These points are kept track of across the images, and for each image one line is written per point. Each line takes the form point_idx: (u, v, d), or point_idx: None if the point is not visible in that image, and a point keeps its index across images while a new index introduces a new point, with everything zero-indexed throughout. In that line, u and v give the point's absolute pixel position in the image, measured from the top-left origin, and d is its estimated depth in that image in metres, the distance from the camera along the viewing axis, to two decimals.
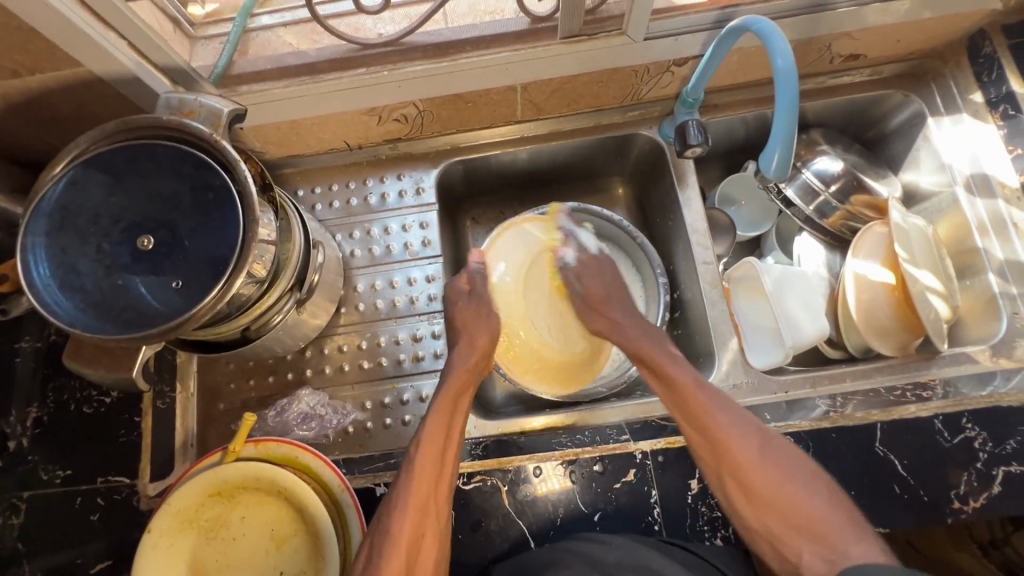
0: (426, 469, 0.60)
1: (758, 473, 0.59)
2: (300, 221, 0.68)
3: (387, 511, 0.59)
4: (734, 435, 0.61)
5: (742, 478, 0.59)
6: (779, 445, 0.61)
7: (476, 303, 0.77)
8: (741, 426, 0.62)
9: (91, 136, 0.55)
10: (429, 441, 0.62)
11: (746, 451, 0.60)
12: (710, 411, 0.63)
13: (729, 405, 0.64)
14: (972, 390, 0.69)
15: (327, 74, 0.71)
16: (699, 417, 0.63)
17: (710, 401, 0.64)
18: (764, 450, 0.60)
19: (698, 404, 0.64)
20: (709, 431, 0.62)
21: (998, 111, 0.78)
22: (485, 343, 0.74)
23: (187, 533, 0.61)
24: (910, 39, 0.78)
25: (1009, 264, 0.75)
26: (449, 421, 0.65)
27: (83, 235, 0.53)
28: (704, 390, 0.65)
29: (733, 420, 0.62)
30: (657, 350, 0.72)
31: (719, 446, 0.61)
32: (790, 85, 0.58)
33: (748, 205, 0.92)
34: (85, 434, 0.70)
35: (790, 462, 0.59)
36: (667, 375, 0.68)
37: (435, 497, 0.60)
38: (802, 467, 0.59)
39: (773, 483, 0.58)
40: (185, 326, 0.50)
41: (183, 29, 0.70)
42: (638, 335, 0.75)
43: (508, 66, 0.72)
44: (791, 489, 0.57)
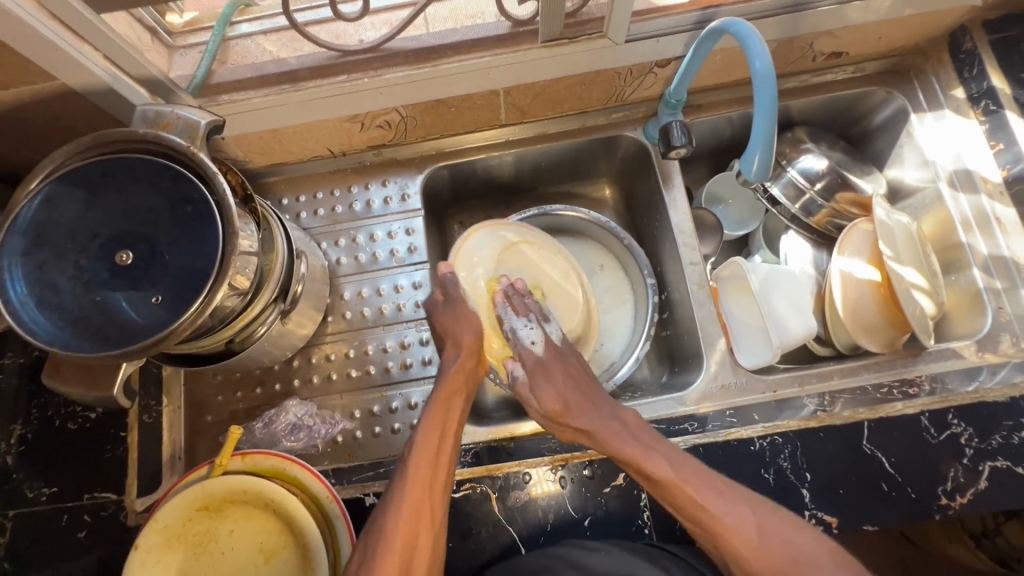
0: (418, 473, 0.59)
1: (767, 563, 0.56)
2: (283, 232, 0.67)
3: (381, 513, 0.58)
4: (735, 526, 0.57)
5: (749, 567, 0.57)
6: (781, 519, 0.58)
7: (453, 310, 0.72)
8: (739, 514, 0.58)
9: (66, 151, 0.54)
10: (424, 442, 0.62)
11: (750, 544, 0.57)
12: (706, 508, 0.58)
13: (724, 492, 0.59)
14: (958, 385, 0.70)
15: (307, 82, 0.70)
16: (687, 506, 0.59)
17: (703, 496, 0.58)
18: (767, 537, 0.57)
19: (693, 503, 0.58)
20: (710, 526, 0.58)
21: (979, 107, 0.78)
22: (469, 341, 0.70)
23: (176, 548, 0.61)
24: (891, 36, 0.78)
25: (992, 258, 0.75)
26: (442, 422, 0.64)
27: (59, 251, 0.52)
28: (694, 483, 0.59)
29: (731, 513, 0.58)
30: (634, 444, 0.62)
31: (721, 535, 0.58)
32: (767, 88, 0.58)
33: (735, 204, 0.93)
34: (69, 450, 0.69)
35: (795, 542, 0.56)
36: (650, 477, 0.61)
37: (430, 499, 0.59)
38: (806, 543, 0.57)
39: (782, 569, 0.56)
40: (165, 342, 0.50)
41: (161, 39, 0.69)
42: (616, 433, 0.64)
43: (489, 71, 0.72)
44: (804, 574, 0.55)
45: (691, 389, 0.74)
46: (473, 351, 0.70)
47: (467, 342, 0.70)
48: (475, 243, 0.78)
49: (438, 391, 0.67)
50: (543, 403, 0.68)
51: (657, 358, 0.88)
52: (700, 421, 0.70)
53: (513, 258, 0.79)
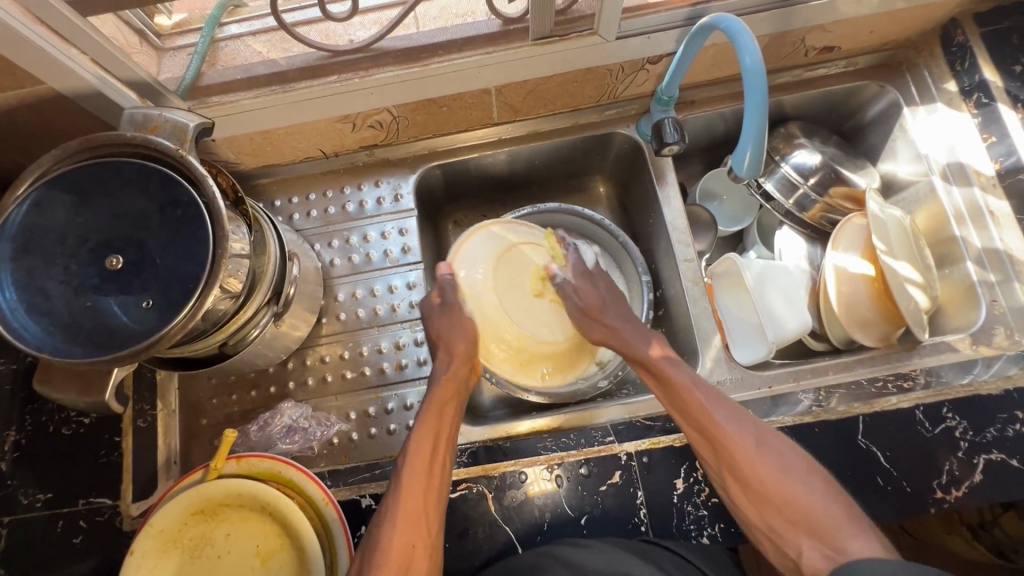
0: (411, 483, 0.59)
1: (760, 472, 0.58)
2: (275, 233, 0.67)
3: (377, 524, 0.58)
4: (733, 432, 0.60)
5: (743, 478, 0.58)
6: (777, 436, 0.61)
7: (447, 314, 0.73)
8: (740, 426, 0.61)
9: (54, 156, 0.54)
10: (415, 452, 0.61)
11: (746, 450, 0.59)
12: (711, 413, 0.62)
13: (727, 403, 0.63)
14: (953, 378, 0.70)
15: (298, 83, 0.70)
16: (692, 410, 0.63)
17: (707, 400, 0.63)
18: (763, 448, 0.59)
19: (701, 408, 0.62)
20: (709, 429, 0.61)
21: (972, 100, 0.78)
22: (462, 351, 0.71)
23: (172, 552, 0.61)
24: (882, 30, 0.78)
25: (986, 251, 0.75)
26: (433, 433, 0.63)
27: (48, 257, 0.52)
28: (703, 389, 0.64)
29: (732, 419, 0.61)
30: (653, 350, 0.70)
31: (719, 443, 0.60)
32: (758, 84, 0.58)
33: (729, 200, 0.93)
34: (64, 456, 0.69)
35: (786, 457, 0.59)
36: (664, 374, 0.67)
37: (425, 509, 0.59)
38: (798, 459, 0.59)
39: (772, 479, 0.58)
40: (156, 346, 0.49)
41: (149, 41, 0.69)
42: (629, 335, 0.73)
43: (481, 69, 0.72)
44: (790, 487, 0.57)
45: None
46: (466, 362, 0.71)
47: (461, 352, 0.71)
48: (471, 245, 0.80)
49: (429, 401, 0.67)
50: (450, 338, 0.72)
51: None
52: None
53: (512, 260, 0.80)
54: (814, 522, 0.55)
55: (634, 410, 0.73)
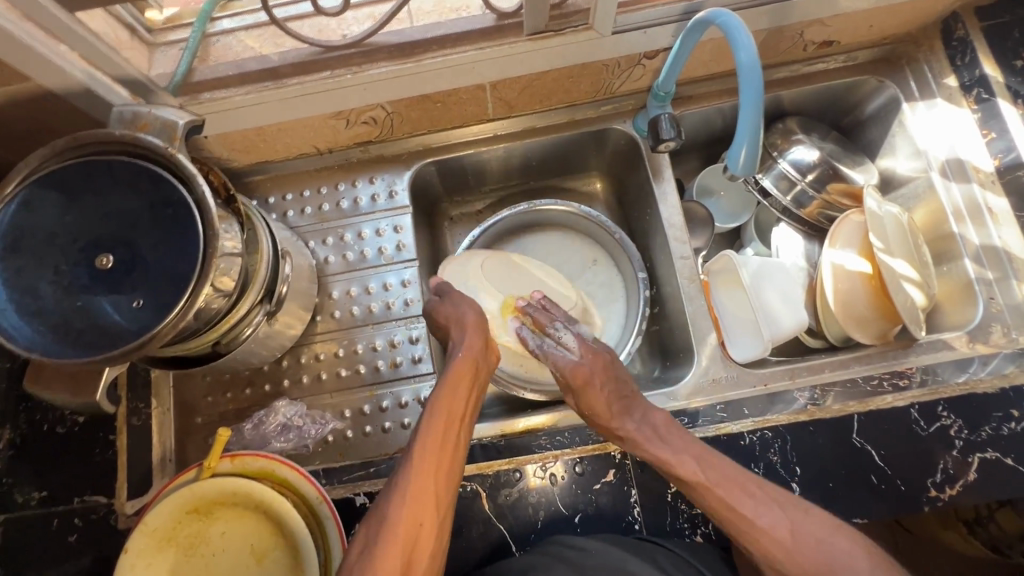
0: (424, 458, 0.58)
1: (802, 563, 0.54)
2: (267, 231, 0.66)
3: (385, 498, 0.57)
4: (766, 527, 0.56)
5: (785, 573, 0.55)
6: (818, 522, 0.55)
7: (451, 299, 0.73)
8: (772, 515, 0.56)
9: (43, 153, 0.53)
10: (431, 426, 0.61)
11: (783, 543, 0.55)
12: (735, 508, 0.57)
13: (755, 493, 0.58)
14: (950, 376, 0.69)
15: (289, 78, 0.69)
16: (715, 504, 0.58)
17: (730, 496, 0.58)
18: (799, 537, 0.55)
19: (722, 502, 0.58)
20: (749, 530, 0.57)
21: (972, 95, 0.78)
22: (474, 321, 0.70)
23: (166, 551, 0.61)
24: (882, 24, 0.77)
25: (984, 248, 0.75)
26: (445, 414, 0.62)
27: (38, 257, 0.51)
28: (722, 483, 0.59)
29: (763, 515, 0.56)
30: (663, 448, 0.62)
31: (752, 537, 0.56)
32: (754, 81, 0.57)
33: (726, 196, 0.92)
34: (57, 455, 0.68)
35: (838, 547, 0.53)
36: (676, 471, 0.61)
37: (436, 488, 0.57)
38: (849, 541, 0.54)
39: (823, 575, 0.53)
40: (149, 345, 0.49)
41: (140, 37, 0.68)
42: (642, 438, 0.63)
43: (475, 65, 0.71)
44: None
45: (682, 384, 0.74)
46: (480, 335, 0.70)
47: (475, 332, 0.70)
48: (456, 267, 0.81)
49: (447, 373, 0.66)
50: (466, 314, 0.71)
51: (649, 353, 0.88)
52: (690, 415, 0.70)
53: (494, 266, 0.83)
54: None
55: None
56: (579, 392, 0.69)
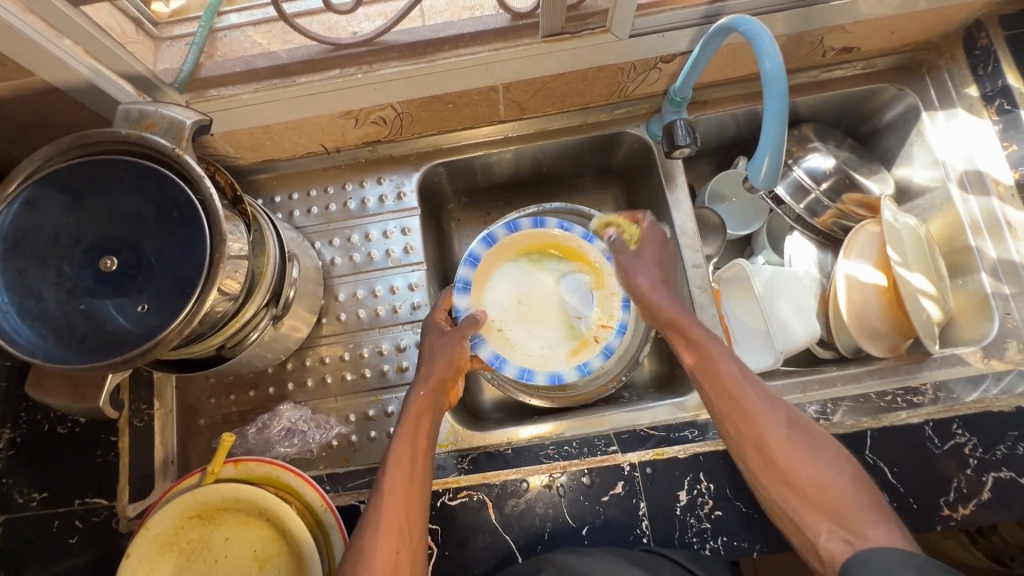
0: (394, 490, 0.57)
1: (785, 451, 0.55)
2: (274, 233, 0.65)
3: (361, 535, 0.56)
4: (763, 412, 0.57)
5: (771, 457, 0.56)
6: (809, 422, 0.57)
7: (445, 338, 0.71)
8: (773, 404, 0.58)
9: (46, 152, 0.52)
10: (397, 460, 0.59)
11: (775, 428, 0.56)
12: (743, 389, 0.59)
13: (764, 385, 0.60)
14: (964, 394, 0.68)
15: (299, 77, 0.68)
16: (724, 382, 0.60)
17: (743, 379, 0.59)
18: (794, 427, 0.56)
19: (732, 382, 0.59)
20: (738, 404, 0.58)
21: (994, 106, 0.76)
22: (445, 361, 0.68)
23: (168, 557, 0.60)
24: (904, 31, 0.76)
25: (1002, 263, 0.73)
26: (411, 450, 0.60)
27: (40, 258, 0.50)
28: (737, 365, 0.61)
29: (765, 401, 0.58)
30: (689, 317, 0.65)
31: (748, 419, 0.57)
32: (779, 88, 0.56)
33: (738, 202, 0.90)
34: (59, 456, 0.67)
35: (819, 444, 0.56)
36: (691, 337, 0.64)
37: (409, 522, 0.56)
38: (830, 447, 0.56)
39: (802, 463, 0.54)
40: (154, 351, 0.48)
41: (146, 30, 0.65)
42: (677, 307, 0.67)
43: (489, 66, 0.69)
44: (817, 467, 0.54)
45: (692, 395, 0.73)
46: (443, 377, 0.67)
47: (438, 375, 0.67)
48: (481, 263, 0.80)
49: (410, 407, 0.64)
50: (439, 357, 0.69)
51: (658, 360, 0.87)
52: (700, 428, 0.69)
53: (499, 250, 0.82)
54: (835, 501, 0.52)
55: (636, 418, 0.72)
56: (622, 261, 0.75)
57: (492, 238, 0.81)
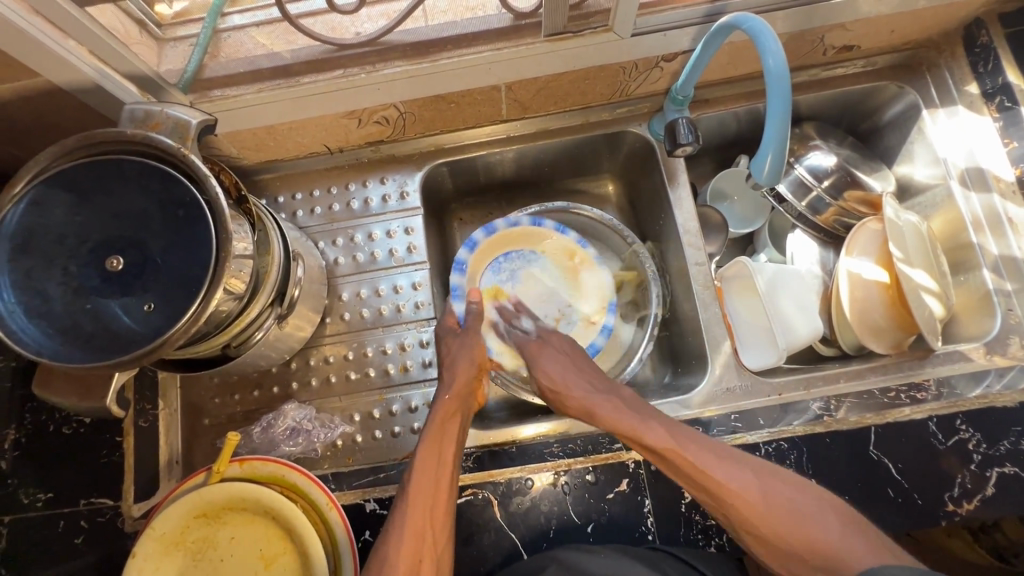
0: (419, 494, 0.59)
1: (773, 526, 0.53)
2: (279, 233, 0.65)
3: (384, 540, 0.57)
4: (739, 491, 0.55)
5: (764, 536, 0.54)
6: (784, 482, 0.56)
7: (461, 340, 0.74)
8: (740, 476, 0.56)
9: (52, 152, 0.52)
10: (423, 466, 0.61)
11: (754, 506, 0.54)
12: (706, 471, 0.57)
13: (722, 455, 0.59)
14: (966, 390, 0.68)
15: (302, 77, 0.68)
16: (685, 469, 0.58)
17: (700, 459, 0.58)
18: (769, 496, 0.55)
19: (692, 467, 0.58)
20: (706, 486, 0.57)
21: (994, 103, 0.76)
22: (467, 367, 0.71)
23: (174, 556, 0.60)
24: (904, 29, 0.76)
25: (1003, 260, 0.74)
26: (438, 454, 0.62)
27: (46, 258, 0.50)
28: (689, 444, 0.59)
29: (728, 473, 0.57)
30: (633, 419, 0.63)
31: (725, 500, 0.56)
32: (781, 86, 0.56)
33: (740, 201, 0.91)
34: (64, 456, 0.68)
35: (799, 500, 0.54)
36: (646, 442, 0.61)
37: (432, 519, 0.58)
38: (811, 497, 0.55)
39: (791, 528, 0.53)
40: (160, 350, 0.48)
41: (150, 32, 0.67)
42: (615, 412, 0.65)
43: (492, 66, 0.70)
44: (808, 528, 0.52)
45: (695, 392, 0.73)
46: (469, 380, 0.70)
47: (464, 377, 0.70)
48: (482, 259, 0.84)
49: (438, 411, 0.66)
50: (460, 363, 0.71)
51: (661, 359, 0.87)
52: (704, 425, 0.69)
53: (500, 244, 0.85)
54: (838, 561, 0.50)
55: None
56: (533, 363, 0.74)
57: (474, 243, 0.83)
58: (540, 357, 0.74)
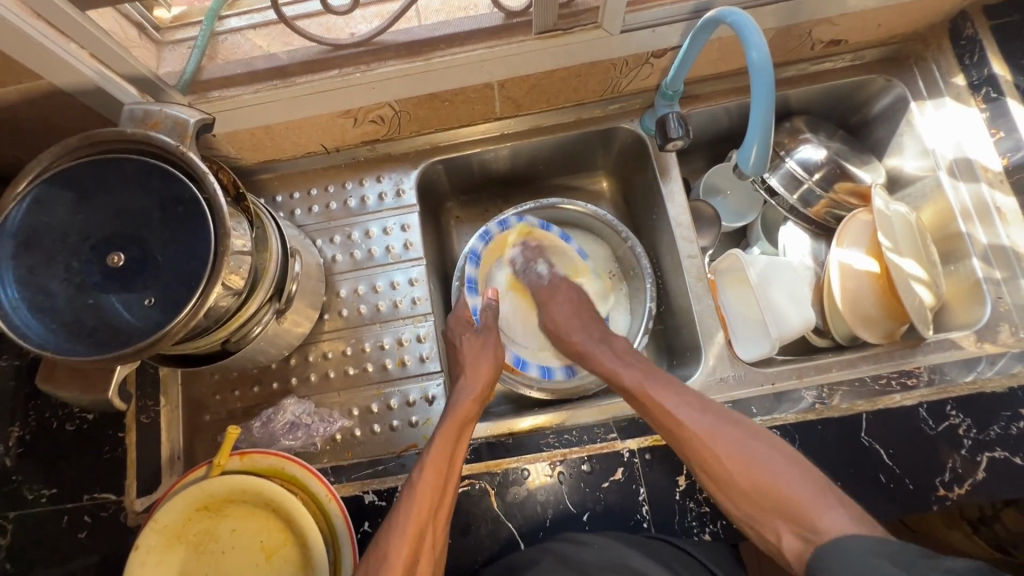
0: (428, 488, 0.60)
1: (726, 461, 0.60)
2: (277, 230, 0.66)
3: (384, 537, 0.58)
4: (696, 430, 0.62)
5: (714, 472, 0.60)
6: (738, 425, 0.62)
7: (483, 333, 0.78)
8: (700, 419, 0.62)
9: (54, 151, 0.53)
10: (433, 462, 0.61)
11: (709, 445, 0.61)
12: (669, 410, 0.64)
13: (685, 395, 0.66)
14: (957, 376, 0.69)
15: (298, 77, 0.69)
16: (648, 405, 0.66)
17: (664, 396, 0.66)
18: (720, 435, 0.61)
19: (659, 405, 0.65)
20: (670, 425, 0.63)
21: (981, 94, 0.77)
22: (488, 370, 0.74)
23: (176, 548, 0.61)
24: (891, 23, 0.77)
25: (992, 248, 0.75)
26: (452, 447, 0.63)
27: (49, 255, 0.52)
28: (655, 381, 0.68)
29: (688, 411, 0.63)
30: (625, 366, 0.72)
31: (685, 440, 0.62)
32: (765, 79, 0.57)
33: (733, 195, 0.92)
34: (67, 452, 0.69)
35: (757, 450, 0.60)
36: (626, 381, 0.70)
37: (433, 523, 0.59)
38: (761, 441, 0.61)
39: (741, 466, 0.59)
40: (160, 343, 0.49)
41: (148, 35, 0.68)
42: (604, 355, 0.76)
43: (484, 63, 0.71)
44: (757, 468, 0.59)
45: (690, 383, 0.74)
46: (489, 384, 0.72)
47: (485, 378, 0.72)
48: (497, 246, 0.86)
49: (453, 412, 0.67)
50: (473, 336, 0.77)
51: (656, 351, 0.88)
52: None
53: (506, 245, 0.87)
54: (784, 497, 0.57)
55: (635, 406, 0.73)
56: (545, 308, 0.84)
57: (486, 235, 0.85)
58: (551, 302, 0.83)
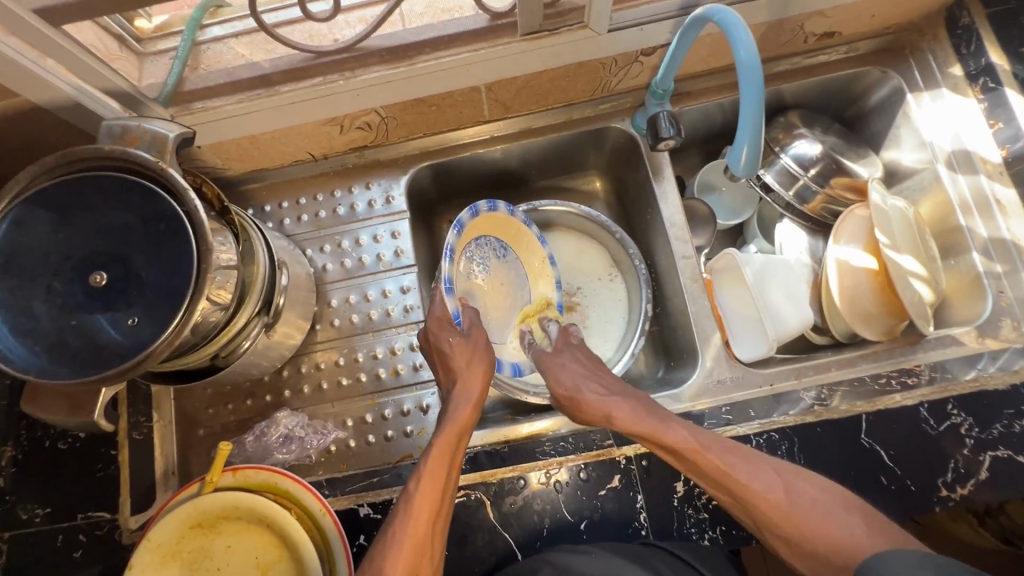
0: (425, 505, 0.57)
1: (796, 522, 0.55)
2: (264, 243, 0.66)
3: (381, 551, 0.56)
4: (761, 490, 0.56)
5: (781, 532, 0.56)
6: (804, 478, 0.57)
7: (467, 341, 0.68)
8: (765, 479, 0.57)
9: (32, 171, 0.52)
10: (429, 480, 0.59)
11: (772, 498, 0.56)
12: (730, 471, 0.57)
13: (750, 458, 0.59)
14: (959, 373, 0.68)
15: (282, 85, 0.68)
16: (704, 466, 0.58)
17: (726, 462, 0.58)
18: (793, 495, 0.56)
19: (714, 466, 0.58)
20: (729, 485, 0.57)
21: (978, 85, 0.76)
22: (483, 372, 0.67)
23: (170, 566, 0.60)
24: (884, 14, 0.75)
25: (992, 242, 0.73)
26: (447, 467, 0.61)
27: (29, 276, 0.51)
28: (715, 447, 0.59)
29: (749, 471, 0.57)
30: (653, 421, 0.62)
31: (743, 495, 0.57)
32: (754, 76, 0.56)
33: (728, 191, 0.90)
34: (60, 471, 0.68)
35: (828, 504, 0.55)
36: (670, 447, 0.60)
37: (431, 535, 0.57)
38: (834, 498, 0.56)
39: (816, 524, 0.54)
40: (145, 364, 0.48)
41: (130, 47, 0.67)
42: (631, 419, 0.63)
43: (470, 67, 0.69)
44: (830, 520, 0.54)
45: (686, 386, 0.73)
46: (484, 386, 0.67)
47: (481, 377, 0.67)
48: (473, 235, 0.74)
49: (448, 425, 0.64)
50: (455, 355, 0.67)
51: (653, 353, 0.87)
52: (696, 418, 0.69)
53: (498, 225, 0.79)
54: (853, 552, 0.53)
55: None
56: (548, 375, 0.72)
57: (459, 225, 0.70)
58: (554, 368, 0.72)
